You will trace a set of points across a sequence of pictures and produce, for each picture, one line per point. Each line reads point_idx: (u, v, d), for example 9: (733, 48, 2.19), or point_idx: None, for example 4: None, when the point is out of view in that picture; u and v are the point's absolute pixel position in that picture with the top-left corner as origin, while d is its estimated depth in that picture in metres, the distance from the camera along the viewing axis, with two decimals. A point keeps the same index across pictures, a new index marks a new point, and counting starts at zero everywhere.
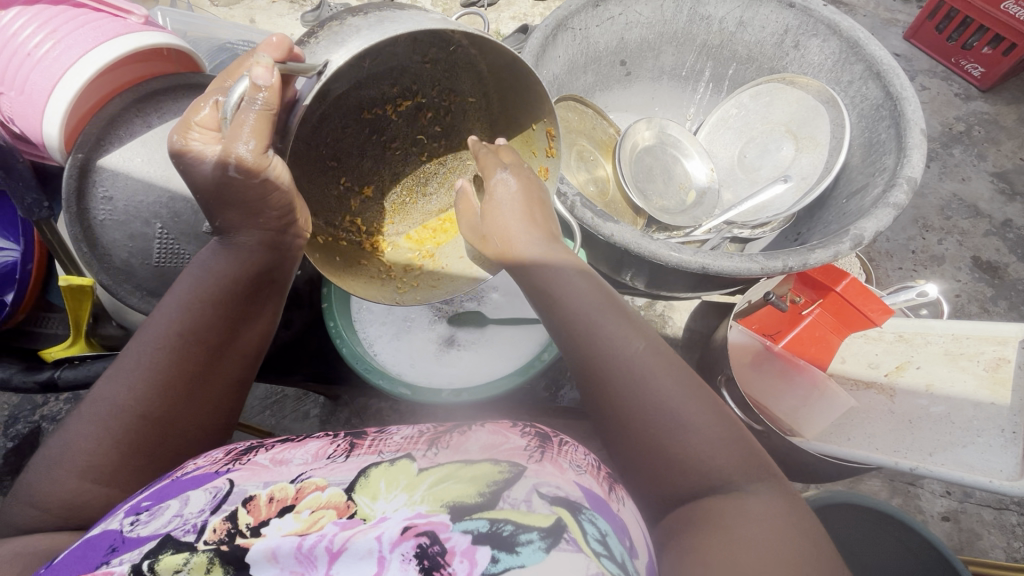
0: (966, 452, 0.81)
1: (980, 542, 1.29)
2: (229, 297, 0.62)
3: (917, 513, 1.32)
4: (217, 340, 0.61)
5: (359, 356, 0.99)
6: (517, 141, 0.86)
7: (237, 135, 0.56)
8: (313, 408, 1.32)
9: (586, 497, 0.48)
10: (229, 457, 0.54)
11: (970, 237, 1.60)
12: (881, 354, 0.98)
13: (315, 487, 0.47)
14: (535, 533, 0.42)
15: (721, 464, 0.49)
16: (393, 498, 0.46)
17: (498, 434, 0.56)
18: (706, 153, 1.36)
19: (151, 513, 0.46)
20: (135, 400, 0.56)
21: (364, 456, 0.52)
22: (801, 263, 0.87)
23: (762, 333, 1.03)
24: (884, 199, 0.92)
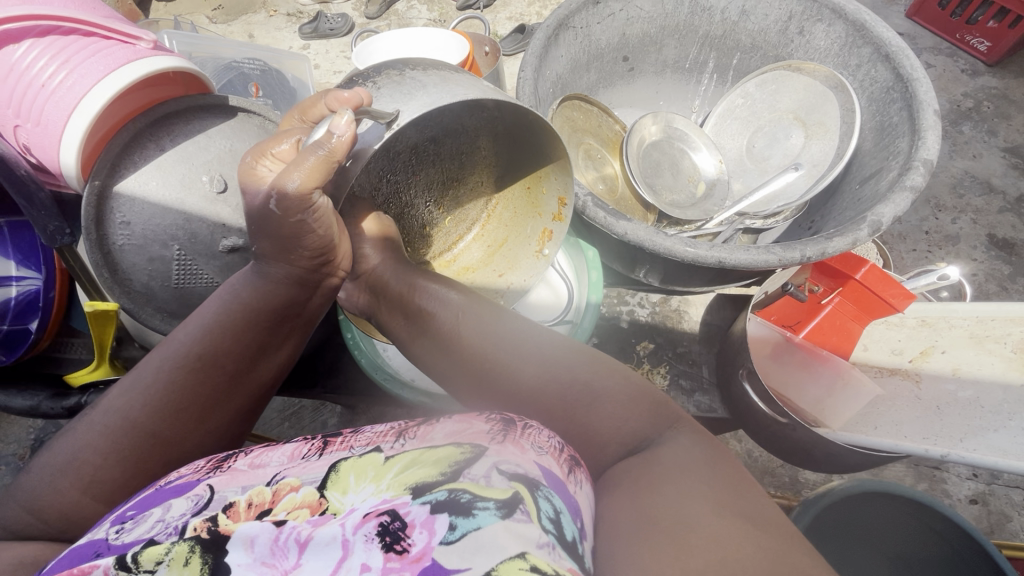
0: (996, 436, 0.78)
1: (1010, 524, 1.27)
2: (253, 325, 0.65)
3: (944, 497, 1.30)
4: (234, 369, 0.63)
5: (378, 367, 1.00)
6: (524, 200, 0.94)
7: (292, 173, 0.57)
8: (330, 417, 1.33)
9: (546, 475, 0.47)
10: (209, 464, 0.54)
11: (984, 215, 1.57)
12: (905, 340, 0.96)
13: (291, 488, 0.48)
14: (491, 502, 0.42)
15: (633, 429, 0.56)
16: (362, 489, 0.46)
17: (464, 421, 0.56)
18: (714, 144, 1.34)
19: (135, 521, 0.47)
20: (146, 417, 0.58)
21: (336, 453, 0.53)
22: (818, 252, 0.85)
23: (781, 325, 1.02)
24: (901, 182, 0.91)
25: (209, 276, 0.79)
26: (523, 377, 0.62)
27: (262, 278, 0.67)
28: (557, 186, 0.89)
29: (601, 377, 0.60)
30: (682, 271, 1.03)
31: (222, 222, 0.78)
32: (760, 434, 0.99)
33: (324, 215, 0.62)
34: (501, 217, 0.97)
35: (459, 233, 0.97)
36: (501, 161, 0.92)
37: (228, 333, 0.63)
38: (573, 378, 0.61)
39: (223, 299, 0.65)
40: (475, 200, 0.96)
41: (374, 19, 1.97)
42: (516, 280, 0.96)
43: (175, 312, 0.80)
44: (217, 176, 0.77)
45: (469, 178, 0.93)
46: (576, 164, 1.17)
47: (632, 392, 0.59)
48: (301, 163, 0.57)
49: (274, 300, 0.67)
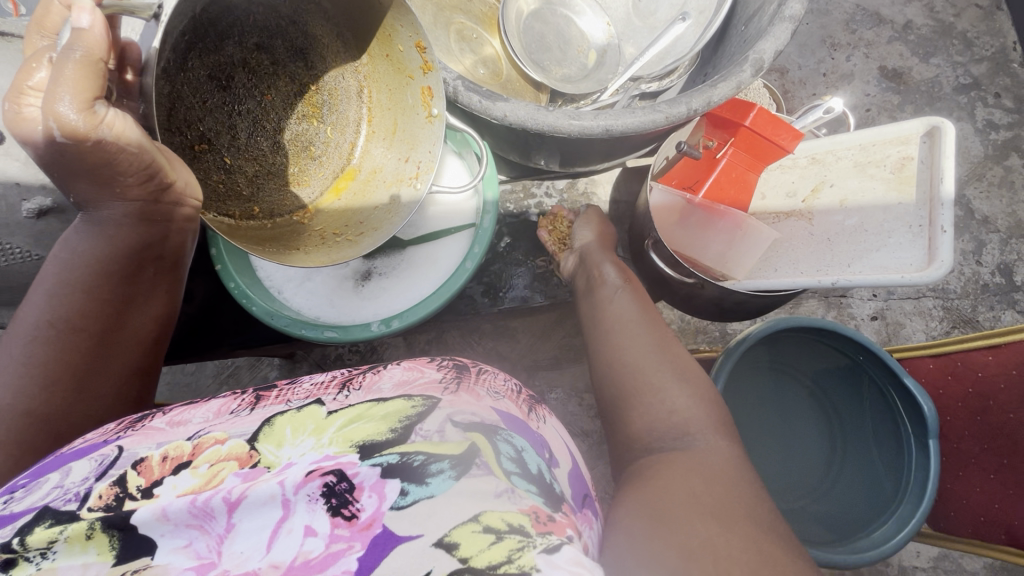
0: (879, 254, 0.83)
1: (904, 330, 1.43)
2: (103, 278, 0.58)
3: (850, 320, 1.43)
4: (102, 328, 0.57)
5: (275, 312, 0.90)
6: (389, 74, 0.83)
7: (56, 89, 0.48)
8: (270, 370, 1.30)
9: (505, 420, 0.56)
10: (121, 425, 0.50)
11: (875, 47, 1.57)
12: (798, 181, 0.99)
13: (215, 441, 0.47)
14: (446, 462, 0.45)
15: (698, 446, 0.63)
16: (299, 442, 0.47)
17: (413, 370, 0.61)
18: (599, 5, 1.23)
19: (27, 489, 0.42)
20: (14, 399, 0.52)
21: (270, 407, 0.53)
22: (705, 102, 0.80)
23: (682, 188, 1.00)
24: (781, 12, 0.86)
25: (23, 249, 0.68)
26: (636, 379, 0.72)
27: (94, 224, 0.58)
28: (405, 32, 0.74)
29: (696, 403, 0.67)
30: (574, 155, 1.01)
31: (14, 181, 0.64)
32: (675, 299, 1.02)
33: (126, 131, 0.53)
34: (380, 101, 0.86)
35: (348, 138, 0.88)
36: (342, 41, 0.82)
37: (80, 294, 0.56)
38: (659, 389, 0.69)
39: (62, 259, 0.58)
40: (343, 95, 0.85)
41: None
42: (421, 156, 0.82)
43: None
44: None
45: (324, 76, 0.84)
46: (447, 51, 1.04)
47: (710, 412, 0.67)
48: (59, 73, 0.48)
49: (120, 247, 0.59)
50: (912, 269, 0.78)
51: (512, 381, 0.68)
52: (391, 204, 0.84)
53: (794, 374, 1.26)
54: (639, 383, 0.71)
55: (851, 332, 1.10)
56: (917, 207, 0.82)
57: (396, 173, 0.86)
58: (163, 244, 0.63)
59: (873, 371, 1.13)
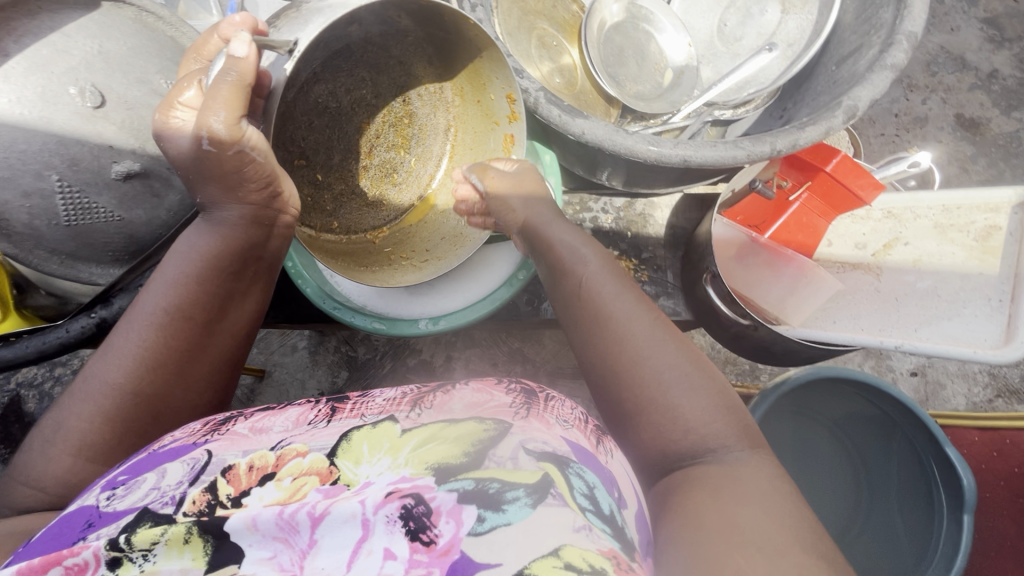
0: (950, 324, 0.80)
1: (944, 391, 1.36)
2: (216, 275, 0.59)
3: (888, 373, 1.36)
4: (207, 318, 0.59)
5: (325, 295, 0.91)
6: (476, 120, 0.90)
7: (210, 106, 0.52)
8: (300, 340, 1.33)
9: (574, 451, 0.53)
10: (205, 428, 0.55)
11: (954, 93, 1.51)
12: (869, 233, 0.94)
13: (296, 453, 0.49)
14: (521, 490, 0.45)
15: (712, 441, 0.55)
16: (376, 462, 0.48)
17: (481, 392, 0.61)
18: (682, 24, 1.20)
19: (127, 487, 0.47)
20: (126, 377, 0.55)
21: (346, 421, 0.55)
22: (790, 143, 0.78)
23: (746, 225, 0.98)
24: (882, 60, 0.82)
25: (108, 210, 0.68)
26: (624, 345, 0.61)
27: (212, 223, 0.60)
28: (499, 85, 0.83)
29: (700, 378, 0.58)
30: (653, 173, 0.96)
31: (108, 144, 0.65)
32: (723, 335, 1.00)
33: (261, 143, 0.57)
34: (463, 143, 0.93)
35: (427, 172, 0.94)
36: (438, 79, 0.89)
37: (189, 286, 0.58)
38: (647, 362, 0.59)
39: (181, 252, 0.60)
40: (431, 131, 0.93)
41: None
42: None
43: (76, 252, 0.69)
44: (88, 87, 0.63)
45: (417, 110, 0.91)
46: (528, 54, 1.03)
47: (716, 396, 0.58)
48: (214, 93, 0.52)
49: (232, 245, 0.61)
50: (986, 345, 0.76)
51: (579, 410, 0.64)
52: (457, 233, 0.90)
53: (816, 419, 1.23)
54: (633, 356, 0.60)
55: (892, 390, 1.06)
56: (1000, 281, 0.80)
57: (465, 212, 0.92)
58: (265, 237, 0.64)
59: (912, 434, 1.10)
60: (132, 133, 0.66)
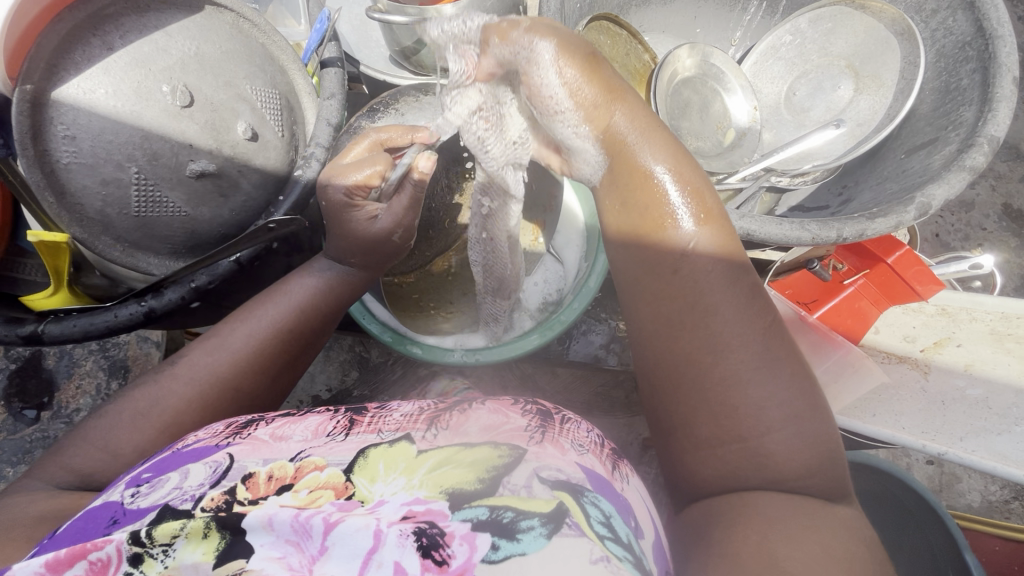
0: (1000, 440, 0.76)
1: (958, 485, 1.31)
2: (316, 314, 0.71)
3: (903, 458, 1.31)
4: (306, 340, 0.70)
5: (366, 312, 0.92)
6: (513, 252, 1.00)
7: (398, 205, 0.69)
8: None
9: (589, 479, 0.49)
10: (228, 431, 0.54)
11: (1005, 181, 1.48)
12: (920, 328, 0.93)
13: (315, 467, 0.47)
14: (535, 519, 0.43)
15: (769, 454, 0.50)
16: (391, 481, 0.46)
17: (498, 413, 0.58)
18: (751, 88, 1.19)
19: (151, 486, 0.46)
20: (233, 373, 0.63)
21: (364, 435, 0.53)
22: (857, 233, 0.77)
23: (796, 301, 0.95)
24: (960, 159, 0.81)
25: (176, 205, 0.68)
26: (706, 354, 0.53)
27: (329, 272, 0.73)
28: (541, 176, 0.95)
29: (784, 382, 0.52)
30: None
31: (189, 143, 0.65)
32: None
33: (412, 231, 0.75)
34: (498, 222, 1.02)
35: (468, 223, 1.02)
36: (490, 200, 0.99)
37: (303, 315, 0.69)
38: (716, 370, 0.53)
39: (302, 289, 0.70)
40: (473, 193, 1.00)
41: None
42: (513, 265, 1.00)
43: (138, 243, 0.69)
44: (180, 87, 0.63)
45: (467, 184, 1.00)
46: None
47: (798, 415, 0.51)
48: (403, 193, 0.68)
49: (339, 294, 0.73)
50: None
51: (595, 435, 0.60)
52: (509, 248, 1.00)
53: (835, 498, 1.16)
54: (701, 362, 0.53)
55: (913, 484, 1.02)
56: None
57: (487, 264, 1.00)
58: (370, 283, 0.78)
59: (930, 532, 1.04)
60: (212, 134, 0.67)
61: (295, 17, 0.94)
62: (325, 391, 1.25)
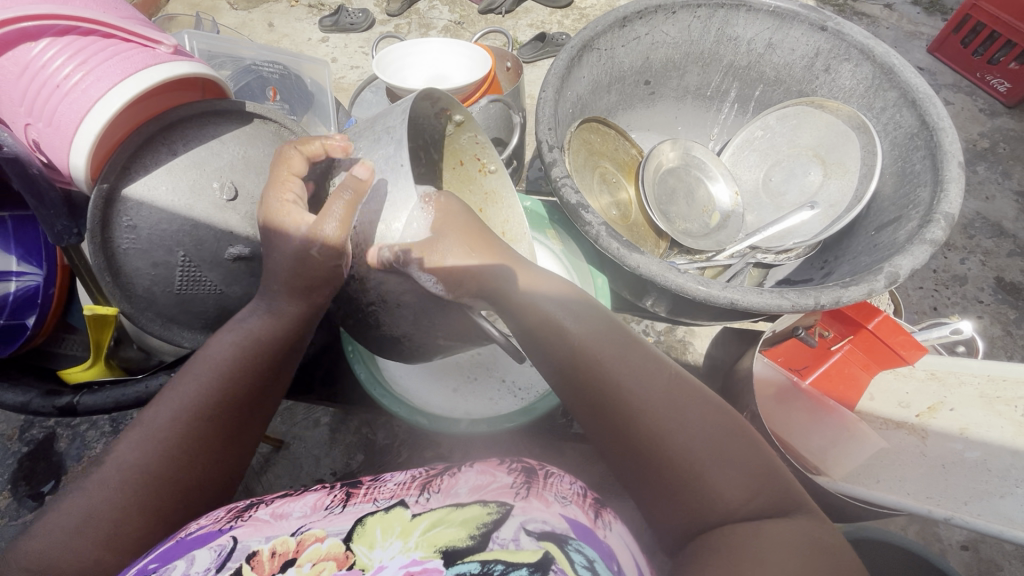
0: (1004, 502, 0.76)
1: None
2: (247, 380, 0.64)
3: (935, 541, 1.18)
4: (229, 422, 0.62)
5: (376, 382, 0.97)
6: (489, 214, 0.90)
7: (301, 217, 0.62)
8: (324, 416, 1.27)
9: (573, 528, 0.50)
10: (230, 514, 0.53)
11: (993, 257, 1.56)
12: (912, 393, 0.96)
13: (315, 538, 0.48)
14: (524, 569, 0.44)
15: (726, 482, 0.49)
16: (389, 545, 0.47)
17: (485, 473, 0.56)
18: (730, 175, 1.33)
19: (161, 574, 0.45)
20: (149, 460, 0.57)
21: (360, 506, 0.52)
22: (833, 300, 0.83)
23: (789, 367, 1.03)
24: (921, 234, 0.89)
25: (213, 283, 0.76)
26: (615, 394, 0.54)
27: (274, 313, 0.67)
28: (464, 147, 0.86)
29: (722, 430, 0.52)
30: (695, 306, 1.03)
31: (229, 230, 0.75)
32: None
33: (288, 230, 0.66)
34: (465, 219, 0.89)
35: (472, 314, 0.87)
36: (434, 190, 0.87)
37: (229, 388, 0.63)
38: (635, 401, 0.53)
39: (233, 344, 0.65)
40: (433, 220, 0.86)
41: (396, 16, 1.92)
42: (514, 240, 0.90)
43: (175, 317, 0.77)
44: (227, 183, 0.74)
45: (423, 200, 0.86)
46: (590, 188, 1.16)
47: (725, 434, 0.51)
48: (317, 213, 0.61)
49: (283, 326, 0.67)
50: None
51: (579, 484, 0.58)
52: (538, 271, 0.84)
53: None
54: (633, 410, 0.53)
55: None
56: None
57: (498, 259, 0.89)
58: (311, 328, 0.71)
59: None
60: (250, 223, 0.77)
61: (325, 124, 1.10)
62: (330, 472, 1.21)
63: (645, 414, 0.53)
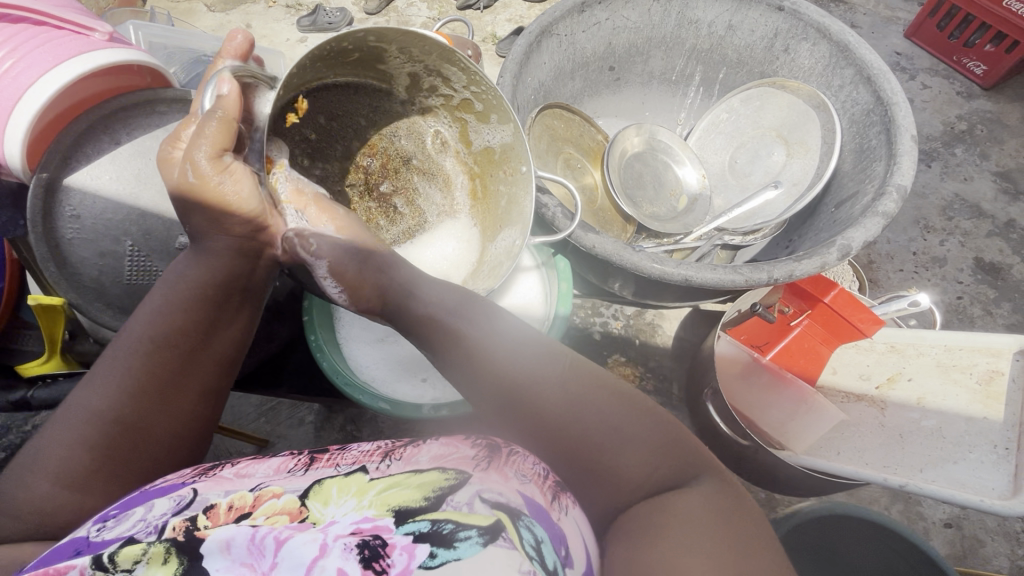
0: (956, 468, 0.78)
1: (982, 549, 1.16)
2: (186, 313, 0.55)
3: (917, 519, 1.18)
4: (165, 362, 0.53)
5: (340, 372, 0.97)
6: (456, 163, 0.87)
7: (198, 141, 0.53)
8: (308, 414, 1.27)
9: (528, 504, 0.44)
10: (194, 469, 0.51)
11: (972, 238, 1.57)
12: (873, 365, 0.97)
13: (272, 494, 0.45)
14: (474, 530, 0.40)
15: (643, 460, 0.48)
16: (343, 503, 0.44)
17: (450, 445, 0.52)
18: (697, 159, 1.33)
19: (117, 519, 0.43)
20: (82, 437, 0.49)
21: (322, 469, 0.49)
22: (786, 274, 0.84)
23: (750, 344, 1.01)
24: (873, 207, 0.90)
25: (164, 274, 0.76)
26: (512, 381, 0.53)
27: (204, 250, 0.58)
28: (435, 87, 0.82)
29: (631, 412, 0.51)
30: (658, 287, 1.03)
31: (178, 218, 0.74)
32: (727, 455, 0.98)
33: (242, 184, 0.56)
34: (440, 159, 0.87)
35: (442, 244, 0.86)
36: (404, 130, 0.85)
37: (168, 319, 0.54)
38: (538, 395, 0.52)
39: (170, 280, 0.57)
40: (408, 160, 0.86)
41: (374, 14, 1.91)
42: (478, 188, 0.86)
43: (127, 308, 0.76)
44: None
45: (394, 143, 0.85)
46: (554, 174, 1.16)
47: (640, 415, 0.51)
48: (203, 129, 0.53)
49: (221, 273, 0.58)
50: (993, 494, 0.72)
51: None
52: (504, 160, 0.83)
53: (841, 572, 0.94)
54: (541, 404, 0.52)
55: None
56: (1005, 428, 0.79)
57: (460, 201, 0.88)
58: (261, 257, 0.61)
59: None
60: None
61: None
62: None
63: (552, 408, 0.51)
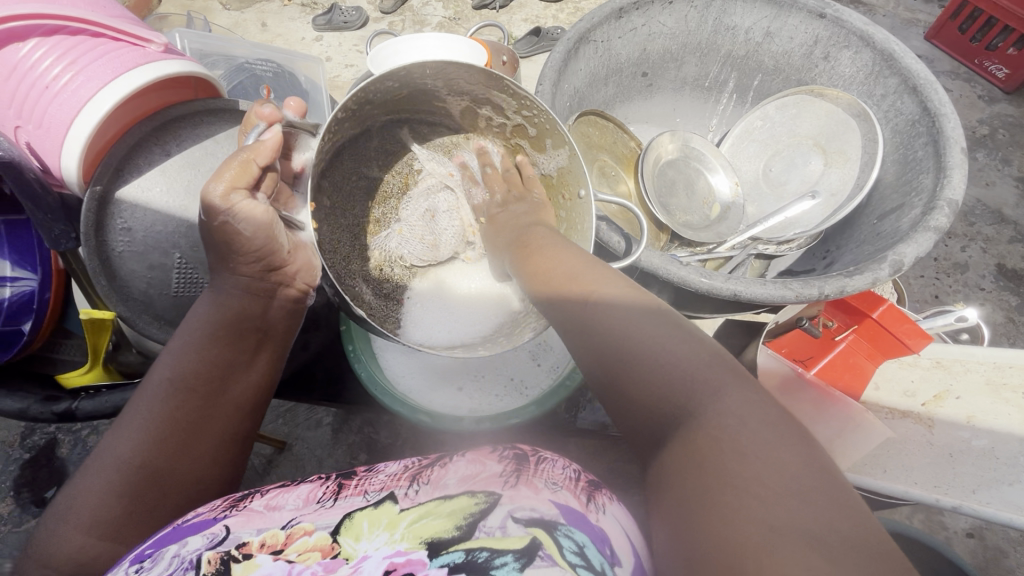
0: (1011, 490, 0.77)
1: (1005, 561, 1.14)
2: (217, 344, 0.63)
3: (940, 530, 1.16)
4: (208, 390, 0.61)
5: (378, 383, 0.96)
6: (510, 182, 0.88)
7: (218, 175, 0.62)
8: (325, 416, 1.26)
9: (565, 513, 0.47)
10: (226, 503, 0.52)
11: (994, 244, 1.54)
12: (917, 382, 0.95)
13: (304, 531, 0.46)
14: (510, 555, 0.42)
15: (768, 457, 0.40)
16: (375, 537, 0.45)
17: (476, 462, 0.55)
18: (729, 166, 1.31)
19: (152, 561, 0.44)
20: (136, 451, 0.56)
21: (351, 499, 0.50)
22: (837, 289, 0.83)
23: (792, 358, 0.98)
24: (925, 221, 0.88)
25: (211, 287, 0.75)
26: (633, 352, 0.50)
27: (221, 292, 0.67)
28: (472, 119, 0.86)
29: (770, 408, 0.43)
30: (696, 298, 1.02)
31: None
32: None
33: (255, 216, 0.64)
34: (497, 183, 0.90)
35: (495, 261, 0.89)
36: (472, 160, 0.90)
37: (197, 353, 0.62)
38: (650, 368, 0.48)
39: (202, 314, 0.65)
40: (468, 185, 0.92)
41: (390, 13, 1.90)
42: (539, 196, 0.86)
43: (174, 320, 0.76)
44: None
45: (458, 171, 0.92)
46: None
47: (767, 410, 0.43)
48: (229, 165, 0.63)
49: (233, 313, 0.66)
50: None
51: (571, 469, 0.57)
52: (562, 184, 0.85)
53: None
54: (659, 380, 0.47)
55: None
56: None
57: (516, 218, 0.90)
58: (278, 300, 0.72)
59: None
60: None
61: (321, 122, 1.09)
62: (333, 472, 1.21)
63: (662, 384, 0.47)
